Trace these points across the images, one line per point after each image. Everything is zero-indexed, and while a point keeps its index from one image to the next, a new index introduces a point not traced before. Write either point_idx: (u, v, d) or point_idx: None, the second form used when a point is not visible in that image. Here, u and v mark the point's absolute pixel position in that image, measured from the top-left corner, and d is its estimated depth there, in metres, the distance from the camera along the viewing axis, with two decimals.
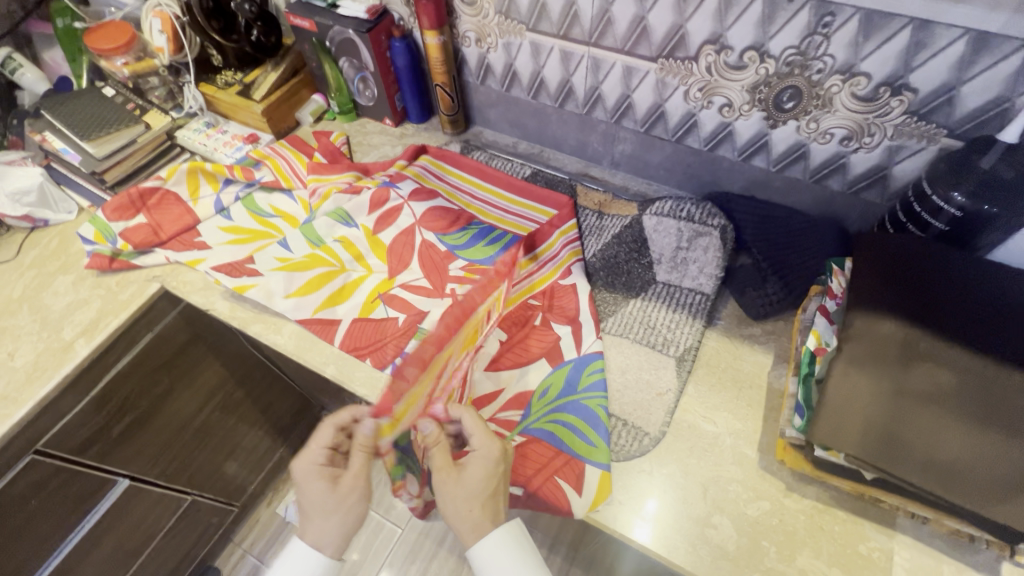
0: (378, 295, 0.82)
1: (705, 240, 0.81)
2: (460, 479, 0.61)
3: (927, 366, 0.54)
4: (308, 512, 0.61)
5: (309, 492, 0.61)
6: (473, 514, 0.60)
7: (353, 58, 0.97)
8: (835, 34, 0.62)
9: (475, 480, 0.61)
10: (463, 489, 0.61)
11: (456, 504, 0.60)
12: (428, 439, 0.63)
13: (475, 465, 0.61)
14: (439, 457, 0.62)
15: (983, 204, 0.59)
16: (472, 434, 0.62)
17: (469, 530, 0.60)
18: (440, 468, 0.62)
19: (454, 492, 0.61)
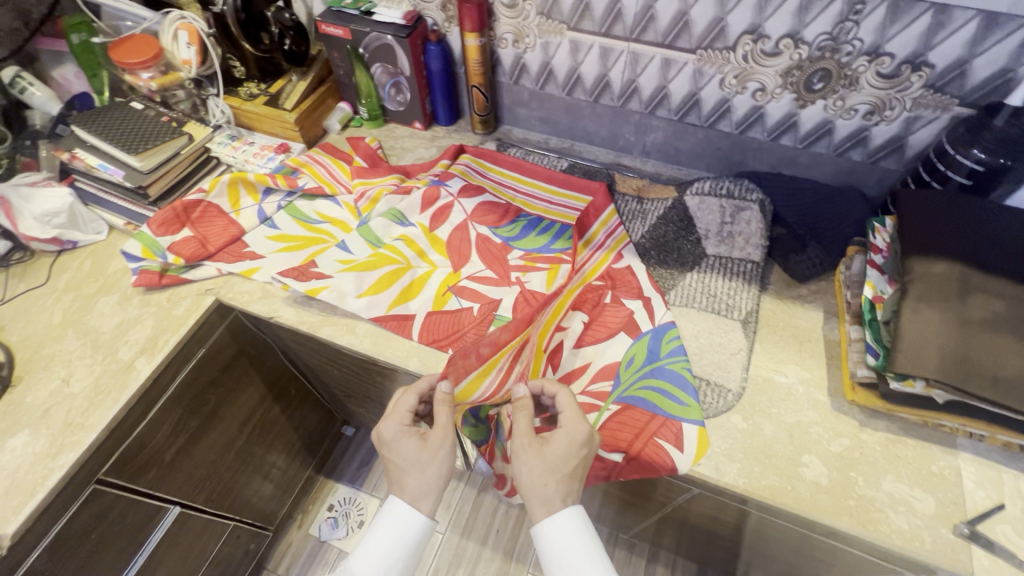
0: (447, 288, 0.84)
1: (746, 213, 0.88)
2: (543, 450, 0.64)
3: (981, 298, 0.63)
4: (400, 466, 0.65)
5: (401, 449, 0.65)
6: (547, 489, 0.63)
7: (388, 63, 0.99)
8: (865, 20, 0.70)
9: (555, 454, 0.64)
10: (543, 462, 0.63)
11: (532, 475, 0.63)
12: (520, 402, 0.67)
13: (559, 441, 0.64)
14: (523, 422, 0.66)
15: (1000, 158, 0.69)
16: (564, 411, 0.66)
17: (541, 503, 0.63)
18: (524, 435, 0.65)
19: (532, 462, 0.64)
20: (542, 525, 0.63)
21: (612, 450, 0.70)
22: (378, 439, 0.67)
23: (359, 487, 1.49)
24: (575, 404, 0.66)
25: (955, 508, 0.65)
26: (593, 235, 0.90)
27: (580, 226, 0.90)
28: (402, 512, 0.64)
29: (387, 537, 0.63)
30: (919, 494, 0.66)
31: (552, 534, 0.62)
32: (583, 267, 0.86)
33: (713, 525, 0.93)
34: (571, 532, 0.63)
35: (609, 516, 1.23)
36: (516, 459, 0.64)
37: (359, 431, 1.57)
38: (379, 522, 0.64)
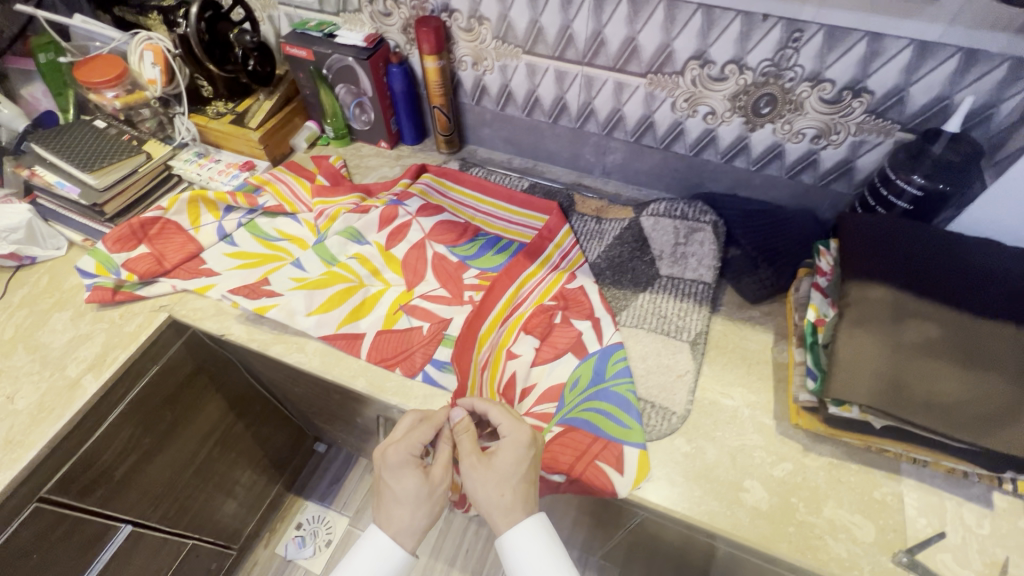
0: (399, 307, 0.85)
1: (700, 235, 0.89)
2: (493, 463, 0.64)
3: (916, 323, 0.63)
4: (393, 496, 0.64)
5: (393, 478, 0.64)
6: (505, 499, 0.62)
7: (351, 84, 1.01)
8: (804, 47, 0.72)
9: (505, 465, 0.63)
10: (495, 474, 0.63)
11: (487, 489, 0.62)
12: (459, 425, 0.67)
13: (506, 451, 0.64)
14: (469, 440, 0.66)
15: (939, 183, 0.70)
16: (501, 423, 0.66)
17: (502, 515, 0.62)
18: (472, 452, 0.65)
19: (485, 476, 0.63)
20: (508, 536, 0.61)
21: (552, 469, 0.70)
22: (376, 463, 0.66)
23: (329, 505, 1.47)
24: (511, 412, 0.66)
25: (895, 536, 0.64)
26: (546, 258, 0.91)
27: (533, 250, 0.90)
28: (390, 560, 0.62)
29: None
30: (859, 521, 0.65)
31: (518, 543, 0.61)
32: (532, 294, 0.86)
33: (672, 549, 0.92)
34: (539, 541, 0.62)
35: (577, 538, 1.21)
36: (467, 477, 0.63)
37: (331, 449, 1.56)
38: (363, 558, 0.62)
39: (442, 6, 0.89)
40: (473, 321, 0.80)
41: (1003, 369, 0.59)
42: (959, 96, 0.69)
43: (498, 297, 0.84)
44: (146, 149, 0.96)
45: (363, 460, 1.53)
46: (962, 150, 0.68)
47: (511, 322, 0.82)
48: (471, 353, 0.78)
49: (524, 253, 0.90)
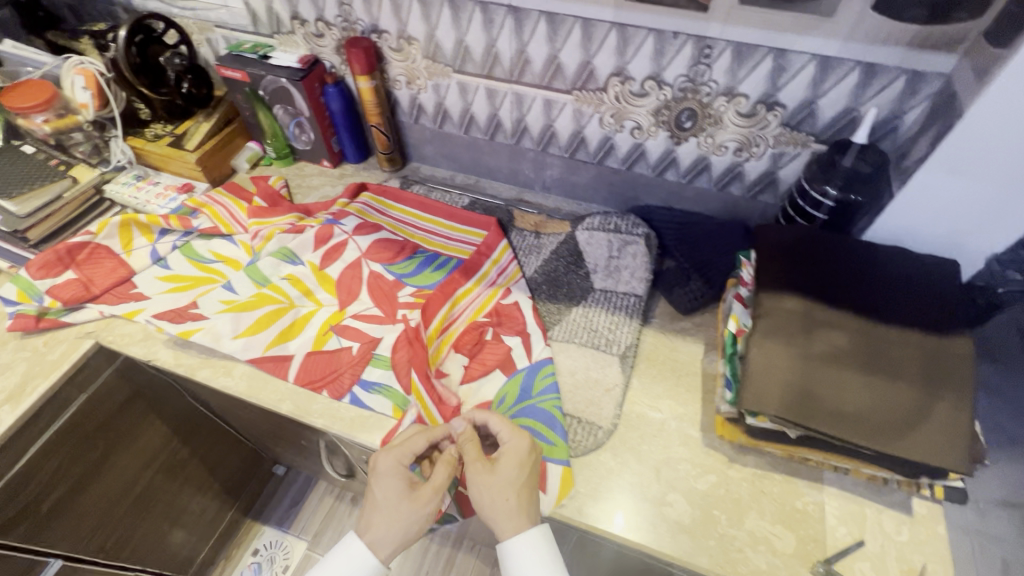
0: (329, 327, 0.84)
1: (632, 248, 0.89)
2: (498, 469, 0.63)
3: (825, 332, 0.63)
4: (381, 508, 0.62)
5: (387, 487, 0.62)
6: (510, 503, 0.61)
7: (287, 104, 1.00)
8: (715, 63, 0.73)
9: (509, 470, 0.63)
10: (500, 479, 0.62)
11: (492, 496, 0.61)
12: (462, 436, 0.66)
13: (509, 459, 0.63)
14: (472, 449, 0.64)
15: (851, 194, 0.72)
16: (502, 430, 0.66)
17: (506, 520, 0.60)
18: (475, 460, 0.63)
19: (489, 482, 0.62)
20: (512, 542, 0.60)
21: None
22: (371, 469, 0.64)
23: (287, 530, 1.44)
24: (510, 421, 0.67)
25: (815, 546, 0.64)
26: (483, 274, 0.90)
27: (467, 268, 0.89)
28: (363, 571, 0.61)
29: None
30: (779, 532, 0.65)
31: (520, 552, 0.59)
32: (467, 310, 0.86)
33: None
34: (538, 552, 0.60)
35: None
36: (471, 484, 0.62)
37: (290, 471, 1.52)
38: (336, 561, 0.62)
39: (371, 27, 0.89)
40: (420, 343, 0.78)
41: (907, 376, 0.60)
42: (864, 108, 0.70)
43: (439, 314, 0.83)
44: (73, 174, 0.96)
45: (322, 482, 1.50)
46: (871, 161, 0.69)
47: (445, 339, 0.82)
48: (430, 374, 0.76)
49: (459, 270, 0.89)
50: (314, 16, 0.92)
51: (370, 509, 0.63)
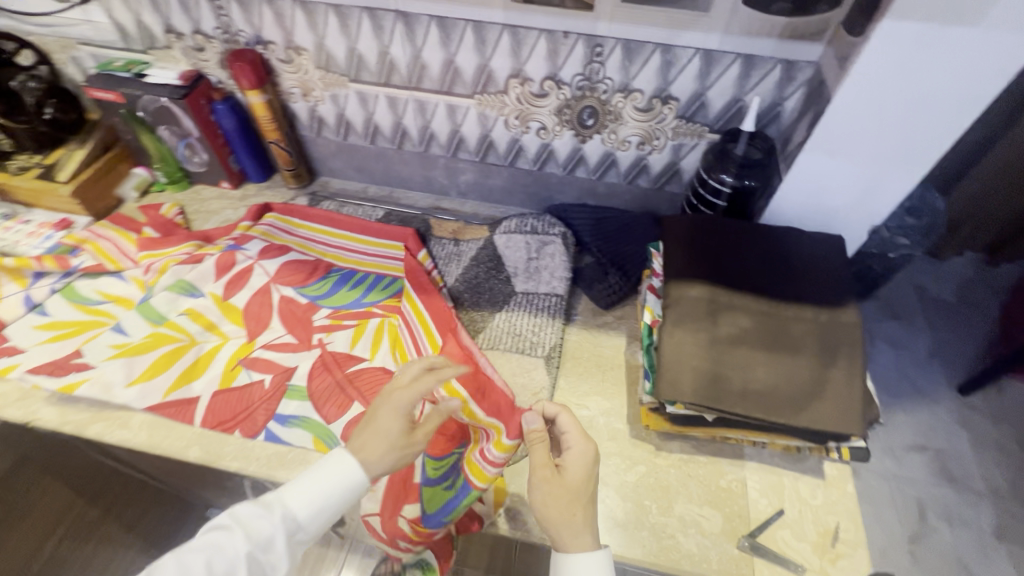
0: (237, 362, 0.78)
1: (551, 248, 0.89)
2: (564, 476, 0.54)
3: (731, 315, 0.65)
4: (378, 436, 0.56)
5: (390, 420, 0.56)
6: (577, 518, 0.52)
7: (173, 125, 0.92)
8: (608, 60, 0.74)
9: (580, 481, 0.54)
10: (569, 489, 0.53)
11: (556, 508, 0.52)
12: (532, 435, 0.56)
13: (580, 466, 0.55)
14: (539, 452, 0.55)
15: (745, 180, 0.75)
16: (569, 432, 0.57)
17: (569, 535, 0.51)
18: (542, 466, 0.54)
19: (556, 492, 0.53)
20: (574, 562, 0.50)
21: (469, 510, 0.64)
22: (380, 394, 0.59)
23: None
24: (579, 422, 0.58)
25: (740, 522, 0.66)
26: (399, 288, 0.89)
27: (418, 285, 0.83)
28: (355, 486, 0.55)
29: (328, 500, 0.54)
30: (707, 513, 0.67)
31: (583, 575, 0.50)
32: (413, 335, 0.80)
33: None
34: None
35: None
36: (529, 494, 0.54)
37: None
38: (330, 472, 0.54)
39: (256, 38, 0.84)
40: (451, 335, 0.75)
41: (805, 350, 0.63)
42: (748, 97, 0.74)
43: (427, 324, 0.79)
44: None
45: None
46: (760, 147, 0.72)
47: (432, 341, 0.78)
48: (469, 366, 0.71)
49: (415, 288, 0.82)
50: (191, 29, 0.85)
51: (360, 432, 0.57)
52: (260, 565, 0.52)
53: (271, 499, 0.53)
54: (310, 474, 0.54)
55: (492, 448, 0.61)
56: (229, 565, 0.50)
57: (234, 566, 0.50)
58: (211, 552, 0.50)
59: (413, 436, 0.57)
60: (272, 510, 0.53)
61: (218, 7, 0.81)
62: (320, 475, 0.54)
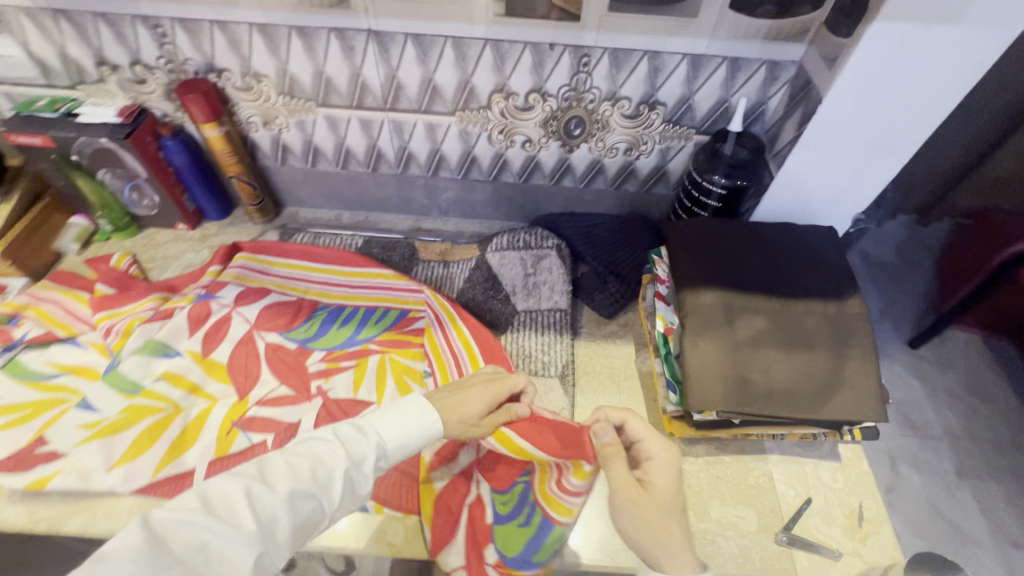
0: (233, 424, 0.72)
1: (547, 262, 0.87)
2: (649, 489, 0.51)
3: (747, 317, 0.66)
4: (462, 409, 0.58)
5: (477, 399, 0.60)
6: (675, 536, 0.49)
7: (115, 167, 0.83)
8: (595, 70, 0.72)
9: (668, 493, 0.51)
10: (659, 506, 0.50)
11: (648, 528, 0.49)
12: (607, 451, 0.53)
13: (665, 477, 0.51)
14: (619, 469, 0.52)
15: (738, 180, 0.75)
16: (645, 439, 0.53)
17: (669, 556, 0.48)
18: (625, 485, 0.51)
19: (645, 513, 0.50)
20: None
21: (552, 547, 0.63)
22: (471, 375, 0.64)
23: None
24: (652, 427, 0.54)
25: (773, 516, 0.68)
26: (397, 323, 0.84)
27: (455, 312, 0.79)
28: (437, 432, 0.55)
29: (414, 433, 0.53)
30: (742, 513, 0.68)
31: None
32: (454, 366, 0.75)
33: None
34: None
35: None
36: (614, 513, 0.51)
37: None
38: (418, 410, 0.54)
39: (207, 66, 0.76)
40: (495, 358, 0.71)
41: (820, 344, 0.65)
42: (734, 98, 0.74)
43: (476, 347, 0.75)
44: None
45: None
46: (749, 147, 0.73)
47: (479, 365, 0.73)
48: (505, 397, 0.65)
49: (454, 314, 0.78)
50: (128, 60, 0.76)
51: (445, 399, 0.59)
52: (351, 484, 0.48)
53: (363, 423, 0.52)
54: (398, 408, 0.54)
55: (569, 476, 0.59)
56: (330, 475, 0.47)
57: (332, 478, 0.47)
58: (313, 460, 0.47)
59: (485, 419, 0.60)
60: (367, 432, 0.51)
61: (161, 35, 0.72)
62: (410, 409, 0.54)
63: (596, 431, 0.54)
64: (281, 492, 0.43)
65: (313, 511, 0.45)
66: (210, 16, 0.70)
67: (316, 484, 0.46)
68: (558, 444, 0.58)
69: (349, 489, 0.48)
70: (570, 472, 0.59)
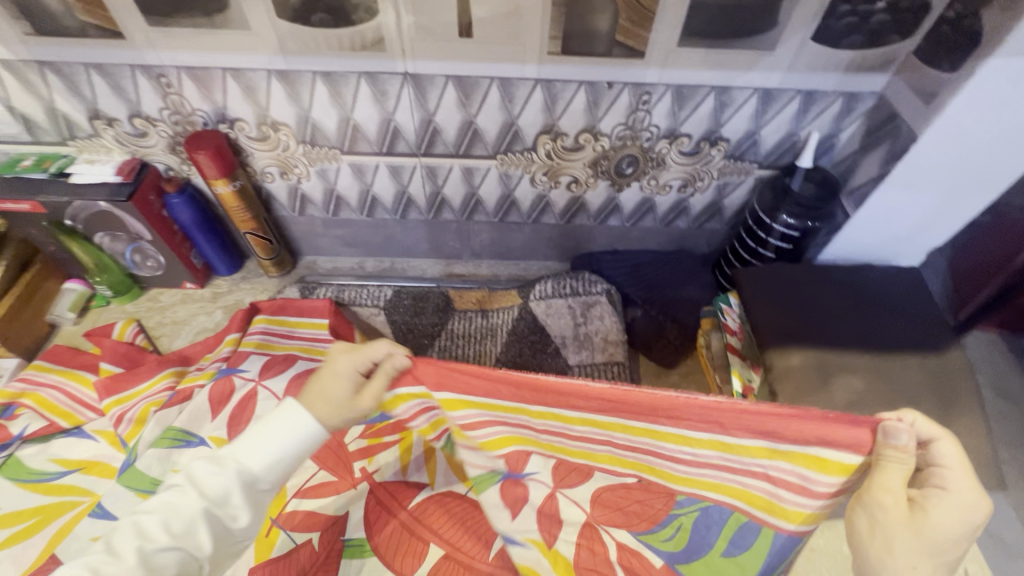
0: (272, 522, 0.62)
1: (597, 308, 0.81)
2: (916, 518, 0.37)
3: (843, 377, 0.60)
4: (322, 399, 0.46)
5: (327, 386, 0.46)
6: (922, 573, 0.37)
7: (114, 230, 0.74)
8: (655, 107, 0.66)
9: (944, 530, 0.37)
10: (926, 539, 0.37)
11: (898, 548, 0.37)
12: (887, 452, 0.39)
13: (948, 511, 0.37)
14: (891, 477, 0.38)
15: (808, 221, 0.69)
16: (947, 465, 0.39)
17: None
18: (876, 490, 0.39)
19: (900, 533, 0.37)
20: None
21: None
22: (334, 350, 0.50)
23: None
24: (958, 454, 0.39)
25: None
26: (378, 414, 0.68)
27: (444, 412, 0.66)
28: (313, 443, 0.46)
29: (289, 453, 0.45)
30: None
31: None
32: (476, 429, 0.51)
33: None
34: None
35: None
36: (850, 515, 0.40)
37: None
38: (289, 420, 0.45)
39: (217, 116, 0.67)
40: (585, 399, 0.44)
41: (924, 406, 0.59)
42: (804, 132, 0.69)
43: (513, 397, 0.46)
44: None
45: None
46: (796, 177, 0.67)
47: (543, 415, 0.48)
48: (664, 411, 0.43)
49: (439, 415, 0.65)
50: (127, 113, 0.67)
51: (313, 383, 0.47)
52: (222, 525, 0.44)
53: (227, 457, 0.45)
54: (266, 424, 0.45)
55: (808, 475, 0.43)
56: (186, 526, 0.42)
57: (192, 528, 0.42)
58: (165, 514, 0.42)
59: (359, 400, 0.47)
60: (219, 471, 0.44)
61: (165, 84, 0.64)
62: (275, 425, 0.45)
63: (891, 430, 0.38)
64: (128, 559, 0.41)
65: (178, 562, 0.42)
66: (223, 63, 0.61)
67: (172, 538, 0.42)
68: (805, 438, 0.41)
69: (217, 533, 0.43)
70: (814, 474, 0.43)
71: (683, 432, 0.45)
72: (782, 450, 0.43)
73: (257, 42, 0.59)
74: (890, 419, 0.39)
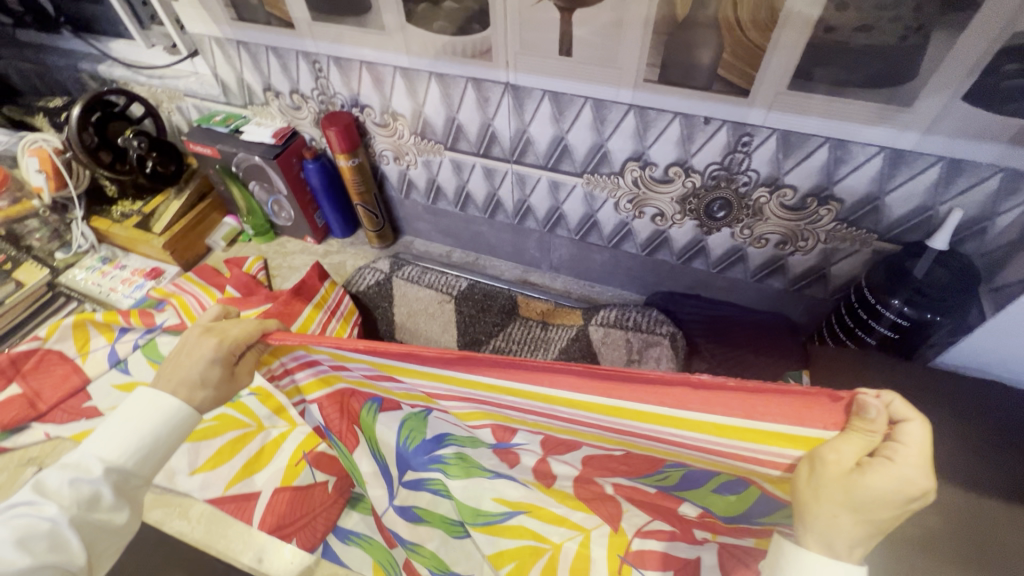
0: (303, 455, 0.71)
1: (655, 350, 0.77)
2: (852, 482, 0.35)
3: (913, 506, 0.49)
4: (195, 384, 0.49)
5: (196, 371, 0.49)
6: (843, 524, 0.36)
7: (263, 182, 0.89)
8: (756, 151, 0.61)
9: (875, 494, 0.34)
10: (853, 497, 0.35)
11: (824, 500, 0.37)
12: (859, 422, 0.36)
13: (882, 480, 0.34)
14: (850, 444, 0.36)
15: (926, 312, 0.57)
16: (905, 447, 0.35)
17: (821, 532, 0.37)
18: (830, 448, 0.37)
19: (833, 488, 0.37)
20: (810, 566, 0.38)
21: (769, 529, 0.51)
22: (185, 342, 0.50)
23: None
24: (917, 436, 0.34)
25: None
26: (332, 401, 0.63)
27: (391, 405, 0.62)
28: (174, 429, 0.48)
29: (152, 444, 0.47)
30: None
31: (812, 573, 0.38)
32: (451, 398, 0.55)
33: None
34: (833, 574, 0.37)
35: None
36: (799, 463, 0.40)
37: None
38: (144, 407, 0.47)
39: (352, 101, 0.78)
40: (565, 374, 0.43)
41: None
42: (944, 208, 0.57)
43: (505, 373, 0.46)
44: (19, 275, 0.85)
45: None
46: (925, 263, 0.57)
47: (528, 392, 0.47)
48: (647, 389, 0.41)
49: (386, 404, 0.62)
50: (289, 89, 0.81)
51: (166, 365, 0.49)
52: (95, 527, 0.43)
53: (78, 463, 0.45)
54: (117, 420, 0.46)
55: (781, 452, 0.41)
56: (51, 538, 0.41)
57: (59, 535, 0.42)
58: (18, 536, 0.40)
59: (235, 377, 0.51)
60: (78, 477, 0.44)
61: (318, 69, 0.76)
62: (129, 416, 0.46)
63: (860, 404, 0.36)
64: None
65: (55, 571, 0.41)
66: (361, 57, 0.71)
67: (35, 557, 0.40)
68: (776, 415, 0.38)
69: (90, 533, 0.43)
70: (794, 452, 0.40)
71: (664, 411, 0.42)
72: (763, 432, 0.40)
73: (389, 42, 0.67)
74: (863, 392, 0.36)
